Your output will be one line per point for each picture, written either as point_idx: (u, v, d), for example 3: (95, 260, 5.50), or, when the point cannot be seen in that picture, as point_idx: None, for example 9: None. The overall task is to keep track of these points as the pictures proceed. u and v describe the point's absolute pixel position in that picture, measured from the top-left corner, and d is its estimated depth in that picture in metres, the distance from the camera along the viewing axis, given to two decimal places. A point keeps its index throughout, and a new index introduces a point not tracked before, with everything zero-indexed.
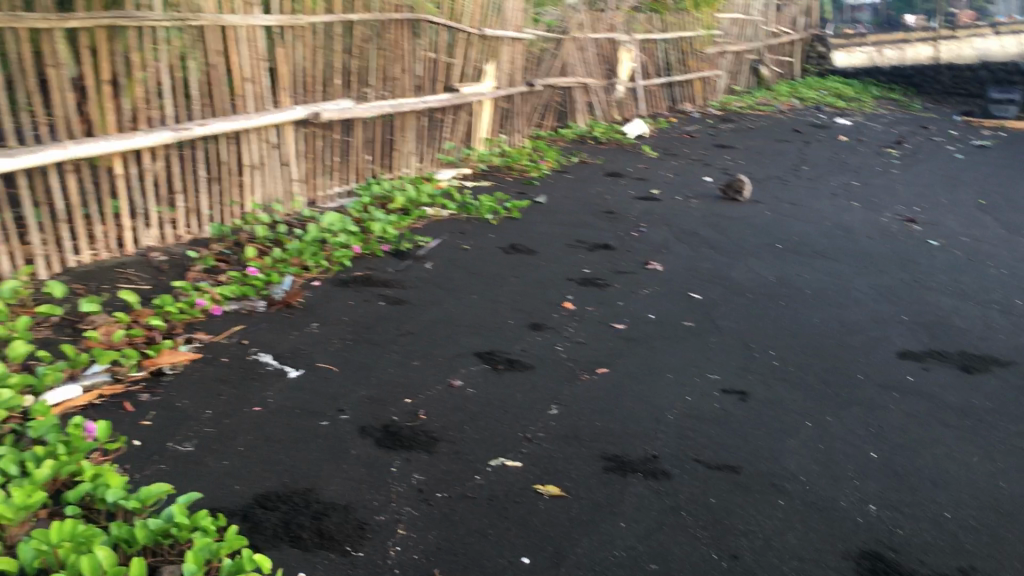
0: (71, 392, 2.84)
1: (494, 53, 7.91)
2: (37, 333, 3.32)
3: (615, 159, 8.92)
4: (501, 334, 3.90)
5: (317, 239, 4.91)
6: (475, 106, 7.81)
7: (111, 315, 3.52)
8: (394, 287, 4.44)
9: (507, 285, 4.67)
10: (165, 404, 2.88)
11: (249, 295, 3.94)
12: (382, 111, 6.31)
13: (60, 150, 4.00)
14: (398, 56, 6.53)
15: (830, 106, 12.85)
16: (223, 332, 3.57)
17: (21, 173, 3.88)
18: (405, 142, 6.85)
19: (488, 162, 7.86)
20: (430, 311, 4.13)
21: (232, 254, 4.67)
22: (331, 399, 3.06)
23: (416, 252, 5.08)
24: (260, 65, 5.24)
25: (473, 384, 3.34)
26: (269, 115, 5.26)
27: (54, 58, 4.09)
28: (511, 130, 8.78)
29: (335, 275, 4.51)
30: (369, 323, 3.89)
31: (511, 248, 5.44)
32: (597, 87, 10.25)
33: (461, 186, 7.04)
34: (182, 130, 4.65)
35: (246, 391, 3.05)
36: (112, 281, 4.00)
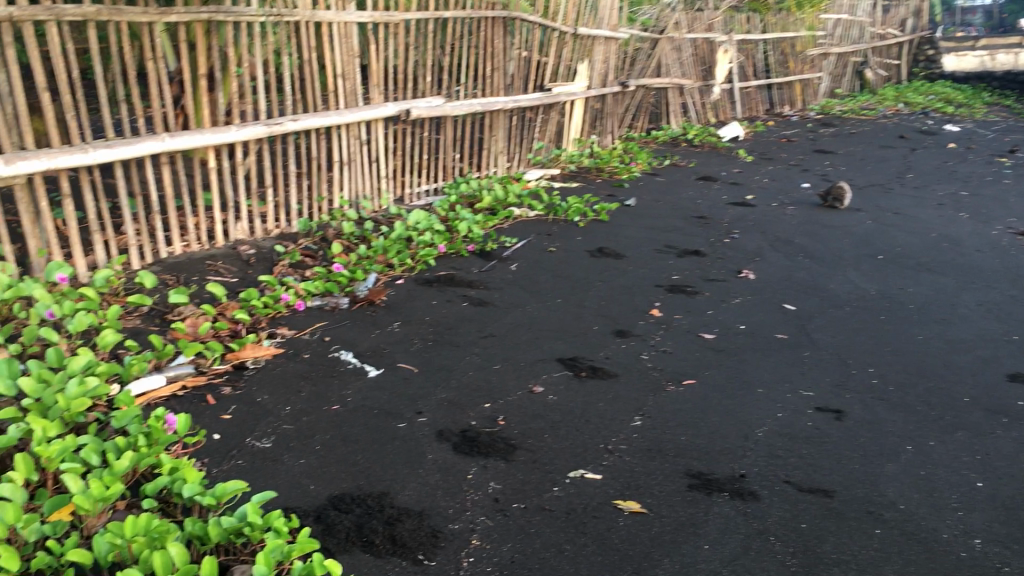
0: (156, 382, 2.85)
1: (588, 53, 7.81)
2: (126, 322, 3.38)
3: (709, 162, 8.72)
4: (585, 340, 3.81)
5: (403, 237, 4.89)
6: (566, 105, 7.73)
7: (199, 307, 3.56)
8: (478, 288, 4.39)
9: (593, 289, 4.57)
10: (245, 399, 2.88)
11: (333, 292, 3.93)
12: (472, 109, 6.29)
13: (157, 142, 4.07)
14: (491, 54, 6.49)
15: (938, 112, 12.34)
16: (305, 328, 3.57)
17: (118, 165, 3.94)
18: (494, 141, 6.81)
19: (578, 163, 7.77)
20: (514, 313, 4.07)
21: (319, 249, 4.68)
22: (410, 401, 3.01)
23: (501, 253, 5.02)
24: (353, 62, 5.26)
25: (554, 391, 3.25)
26: (360, 112, 5.27)
27: (154, 52, 4.16)
28: (602, 130, 8.67)
29: (419, 274, 4.48)
30: (451, 324, 3.85)
31: (599, 251, 5.34)
32: (692, 89, 10.05)
33: (549, 186, 6.97)
34: (274, 125, 4.69)
35: (327, 389, 3.03)
36: (201, 272, 4.04)
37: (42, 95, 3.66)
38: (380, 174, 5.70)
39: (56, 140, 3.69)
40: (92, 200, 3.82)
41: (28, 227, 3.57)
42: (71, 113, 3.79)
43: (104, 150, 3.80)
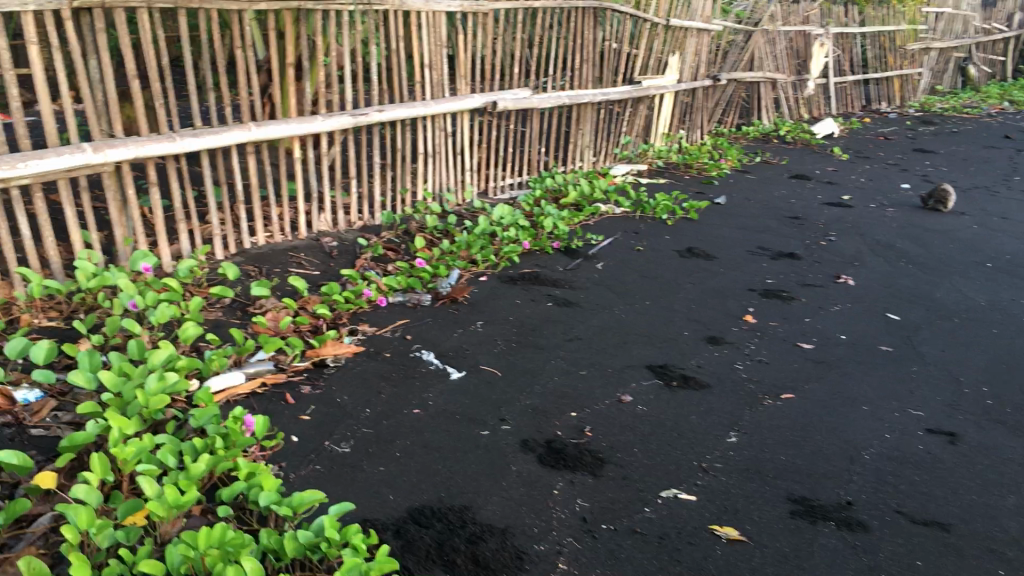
0: (236, 378, 2.77)
1: (680, 45, 7.57)
2: (208, 314, 3.33)
3: (802, 160, 8.39)
4: (675, 346, 3.63)
5: (487, 232, 4.77)
6: (655, 99, 7.51)
7: (280, 301, 3.49)
8: (563, 287, 4.24)
9: (683, 292, 4.38)
10: (325, 399, 2.79)
11: (415, 287, 3.82)
12: (559, 102, 6.13)
13: (244, 131, 4.02)
14: (580, 46, 6.31)
15: None
16: (386, 325, 3.48)
17: (204, 154, 3.89)
18: (581, 136, 6.64)
19: (666, 159, 7.55)
20: (601, 315, 3.91)
21: (401, 243, 4.59)
22: (493, 407, 2.88)
23: (587, 251, 4.86)
24: (441, 52, 5.15)
25: (644, 401, 3.09)
26: (446, 103, 5.16)
27: (243, 40, 4.10)
28: (691, 125, 8.42)
29: (503, 271, 4.35)
30: (536, 325, 3.71)
31: (688, 251, 5.13)
32: (785, 83, 9.71)
33: (636, 182, 6.77)
34: (360, 115, 4.61)
35: (408, 391, 2.92)
36: (284, 264, 3.98)
37: (132, 82, 3.62)
38: (464, 167, 5.59)
39: (145, 128, 3.64)
40: (179, 189, 3.76)
41: (114, 214, 3.52)
42: (160, 101, 3.73)
43: (192, 138, 3.75)
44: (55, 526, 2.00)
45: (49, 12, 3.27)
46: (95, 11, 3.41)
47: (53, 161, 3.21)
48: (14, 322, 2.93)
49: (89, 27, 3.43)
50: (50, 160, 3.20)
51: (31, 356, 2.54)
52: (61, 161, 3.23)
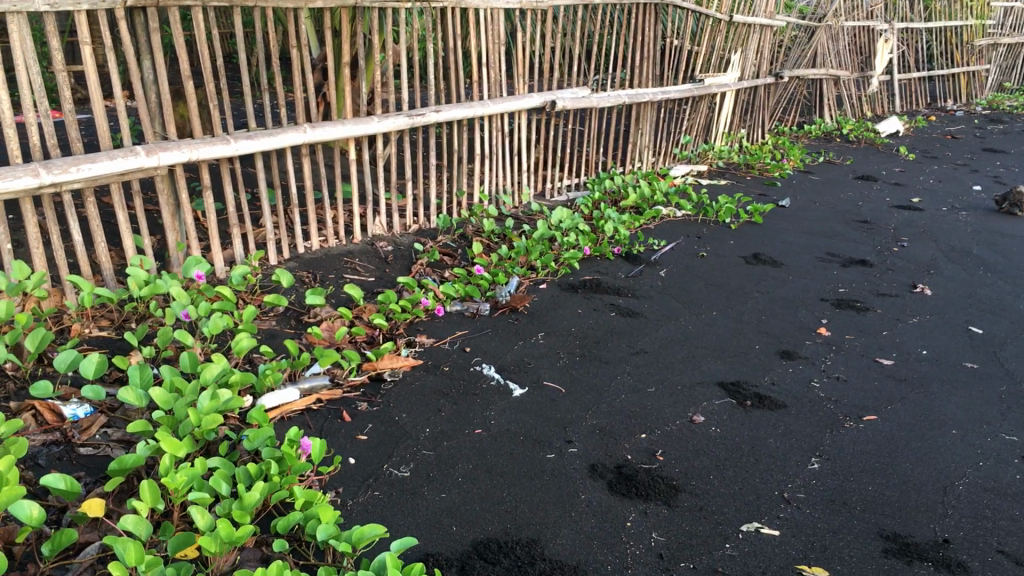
0: (291, 395, 2.65)
1: (742, 41, 7.33)
2: (262, 323, 3.22)
3: (867, 160, 8.11)
4: (747, 361, 3.44)
5: (546, 236, 4.61)
6: (717, 97, 7.29)
7: (336, 309, 3.38)
8: (626, 295, 4.07)
9: (751, 301, 4.18)
10: (383, 417, 2.66)
11: (473, 296, 3.68)
12: (619, 101, 5.95)
13: (299, 133, 3.91)
14: (641, 43, 6.12)
15: None
16: (445, 337, 3.34)
17: (258, 156, 3.79)
18: (640, 136, 6.45)
19: (727, 158, 7.33)
20: (667, 327, 3.73)
21: (458, 247, 4.45)
22: (558, 428, 2.73)
23: (649, 257, 4.69)
24: (499, 50, 5.01)
25: (718, 422, 2.91)
26: (504, 102, 5.01)
27: (298, 39, 3.98)
28: (752, 123, 8.18)
29: (564, 278, 4.19)
30: (600, 336, 3.55)
31: (755, 257, 4.93)
32: (848, 80, 9.40)
33: (697, 183, 6.57)
34: (417, 116, 4.49)
35: (469, 409, 2.78)
36: (339, 270, 3.87)
37: (186, 82, 3.52)
38: (521, 168, 5.44)
39: (199, 130, 3.55)
40: (232, 193, 3.66)
41: (167, 218, 3.42)
42: (215, 102, 3.63)
43: (246, 141, 3.65)
44: (103, 557, 1.86)
45: (104, 11, 3.18)
46: (149, 10, 3.31)
47: (105, 165, 3.12)
48: (65, 331, 2.84)
49: (144, 26, 3.34)
50: (102, 163, 3.11)
51: (80, 370, 2.45)
52: (114, 165, 3.14)
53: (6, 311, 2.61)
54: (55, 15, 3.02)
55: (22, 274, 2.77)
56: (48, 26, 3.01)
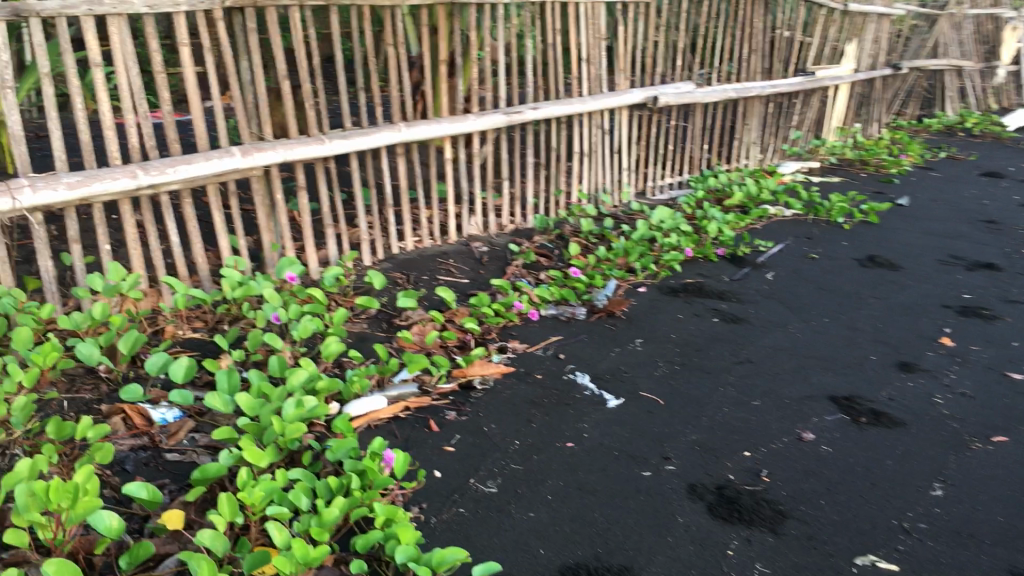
0: (378, 403, 2.57)
1: (857, 31, 6.99)
2: (353, 326, 3.17)
3: (993, 155, 7.63)
4: (860, 374, 3.21)
5: (646, 237, 4.43)
6: (830, 91, 6.97)
7: (427, 312, 3.31)
8: (730, 300, 3.88)
9: (865, 308, 3.93)
10: (471, 428, 2.56)
11: (569, 300, 3.56)
12: (725, 96, 5.73)
13: (394, 132, 3.86)
14: (749, 35, 5.88)
15: None
16: (538, 342, 3.23)
17: (353, 156, 3.75)
18: (747, 132, 6.20)
19: (840, 155, 7.00)
20: (773, 335, 3.53)
21: (555, 248, 4.33)
22: (655, 443, 2.58)
23: (756, 259, 4.47)
24: (600, 45, 4.87)
25: (829, 441, 2.71)
26: (605, 98, 4.87)
27: (395, 37, 3.92)
28: (867, 118, 7.80)
29: (664, 281, 4.02)
30: (701, 344, 3.38)
31: (870, 260, 4.65)
32: (973, 71, 8.87)
33: (807, 181, 6.28)
34: (514, 113, 4.41)
35: (561, 421, 2.66)
36: (432, 271, 3.81)
37: (282, 82, 3.51)
38: (621, 165, 5.28)
39: (295, 130, 3.53)
40: (326, 193, 3.64)
41: (262, 219, 3.41)
42: (311, 102, 3.60)
43: (340, 141, 3.61)
44: (182, 570, 1.82)
45: (202, 12, 3.18)
46: (247, 10, 3.30)
47: (202, 166, 3.11)
48: (158, 333, 2.84)
49: (241, 27, 3.33)
50: (198, 164, 3.11)
51: (170, 373, 2.43)
52: (210, 166, 3.14)
53: (102, 312, 2.62)
54: (154, 17, 3.02)
55: (119, 276, 2.78)
56: (147, 28, 3.02)
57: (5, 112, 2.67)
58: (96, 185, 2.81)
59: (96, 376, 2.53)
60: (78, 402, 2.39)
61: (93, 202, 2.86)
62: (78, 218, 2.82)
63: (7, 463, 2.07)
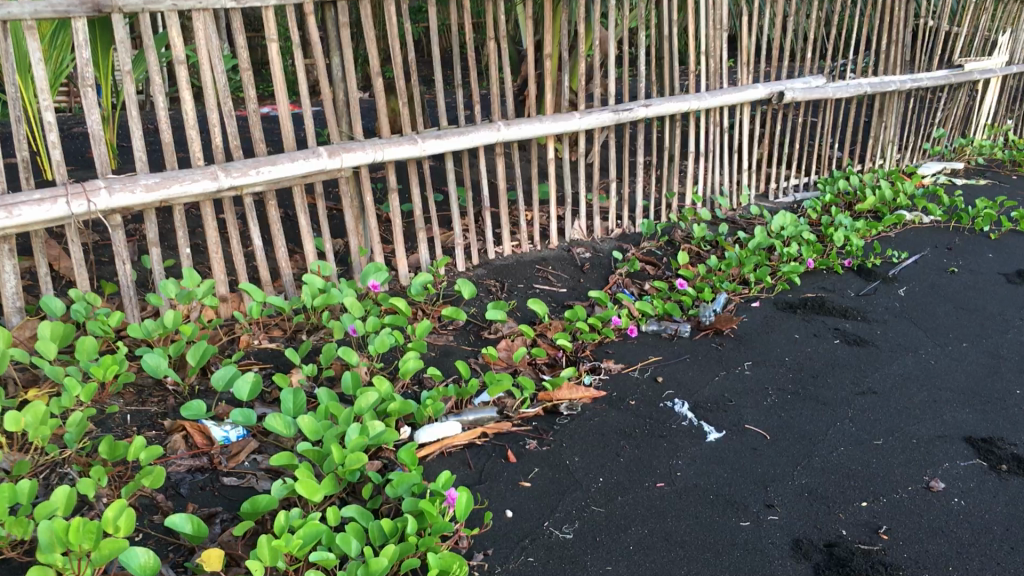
0: (452, 429, 2.39)
1: (1013, 19, 6.38)
2: (438, 339, 3.01)
3: None
4: (1004, 411, 2.82)
5: (764, 245, 4.04)
6: (979, 85, 6.39)
7: (518, 326, 3.11)
8: (854, 319, 3.52)
9: (1012, 331, 3.49)
10: (552, 460, 2.35)
11: (673, 315, 3.29)
12: (860, 91, 5.29)
13: (493, 132, 3.64)
14: (889, 25, 5.40)
15: None
16: (635, 363, 2.98)
17: (449, 156, 3.57)
18: (884, 129, 5.72)
19: (989, 154, 6.43)
20: (903, 361, 3.16)
21: (663, 255, 4.05)
22: (756, 487, 2.30)
23: (886, 272, 4.08)
24: (721, 36, 4.53)
25: (963, 492, 2.35)
26: (725, 94, 4.54)
27: (498, 30, 3.72)
28: (1021, 114, 7.15)
29: (781, 296, 3.69)
30: (819, 369, 3.05)
31: (1018, 275, 4.18)
32: None
33: (950, 183, 5.76)
34: (623, 111, 4.12)
35: (652, 456, 2.41)
36: (529, 279, 3.61)
37: (375, 79, 3.36)
38: (742, 165, 4.93)
39: (387, 130, 3.37)
40: (419, 195, 3.47)
41: (351, 222, 3.27)
42: (406, 100, 3.44)
43: (435, 141, 3.43)
44: None
45: (292, 6, 3.05)
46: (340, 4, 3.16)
47: (287, 167, 2.99)
48: (233, 343, 2.75)
49: (334, 21, 3.19)
50: (283, 165, 2.98)
51: (235, 390, 2.30)
52: (296, 167, 3.01)
53: (173, 321, 2.51)
54: (241, 12, 2.90)
55: (194, 282, 2.67)
56: (234, 23, 2.91)
57: (85, 112, 2.63)
58: (174, 188, 2.73)
59: (164, 388, 2.44)
60: (142, 416, 2.30)
61: (174, 204, 2.78)
62: (157, 220, 2.74)
63: (57, 481, 1.97)
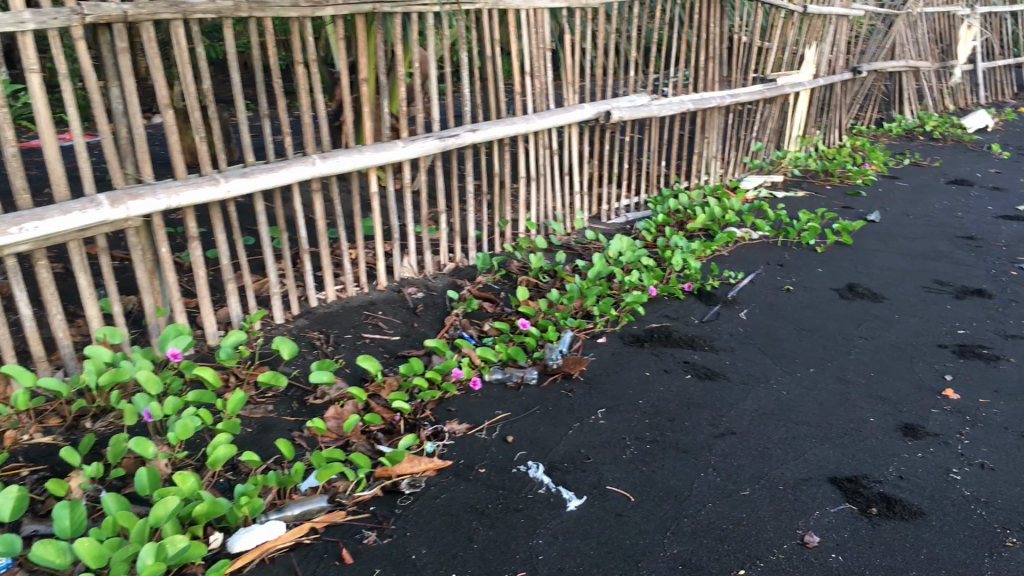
0: (274, 530, 2.04)
1: (817, 34, 6.59)
2: (256, 411, 2.61)
3: (957, 162, 7.38)
4: (862, 443, 2.71)
5: (604, 273, 3.87)
6: (791, 98, 6.55)
7: (347, 387, 2.76)
8: (702, 349, 3.38)
9: (854, 352, 3.45)
10: (396, 556, 2.02)
11: (517, 360, 3.03)
12: (683, 108, 5.24)
13: (307, 166, 3.28)
14: (706, 41, 5.40)
15: None
16: (480, 420, 2.69)
17: (258, 196, 3.17)
18: (707, 145, 5.72)
19: (804, 166, 6.59)
20: (756, 395, 3.02)
21: (501, 289, 3.79)
22: (627, 565, 2.05)
23: (726, 294, 3.98)
24: (544, 55, 4.34)
25: (840, 543, 2.20)
26: (553, 116, 4.35)
27: (305, 53, 3.35)
28: (829, 124, 7.42)
29: (626, 328, 3.51)
30: (675, 411, 2.86)
31: (850, 289, 4.19)
32: (929, 72, 8.78)
33: (772, 197, 5.83)
34: (449, 137, 3.85)
35: (509, 538, 2.12)
36: (358, 328, 3.26)
37: (163, 111, 2.91)
38: (573, 188, 4.76)
39: (182, 169, 2.93)
40: (226, 242, 3.05)
41: (144, 280, 2.82)
42: (202, 135, 3.01)
43: (239, 180, 3.03)
44: None
45: (57, 30, 2.58)
46: (116, 27, 2.72)
47: (58, 221, 2.52)
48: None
49: (110, 47, 2.74)
50: (53, 219, 2.51)
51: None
52: (70, 221, 2.54)
53: None
54: None
55: None
56: None
57: None
58: None
59: None
60: None
61: None
62: None
63: None
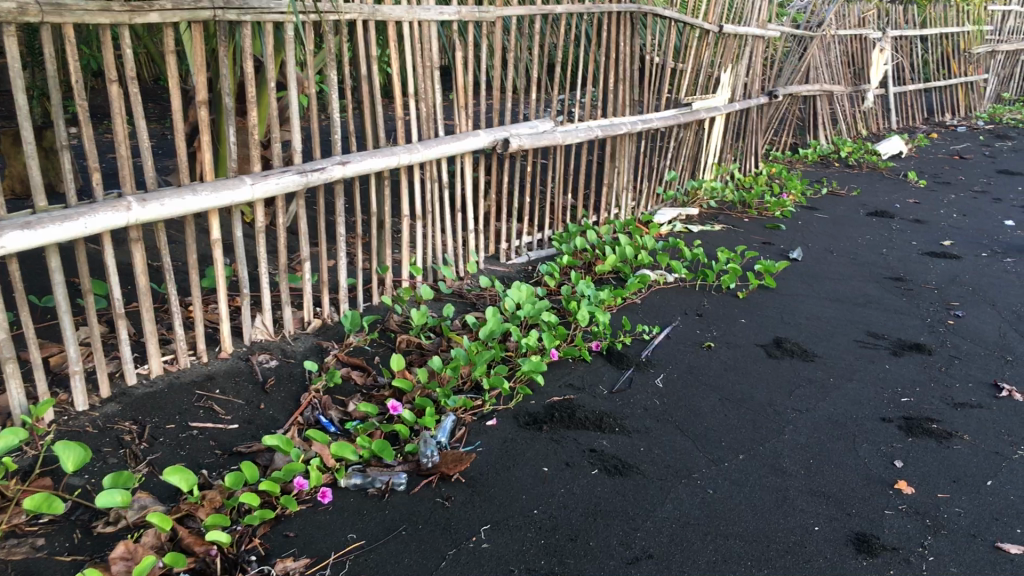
0: None
1: (732, 56, 6.17)
2: (18, 552, 1.95)
3: (874, 191, 7.08)
4: (808, 569, 2.19)
5: (498, 333, 3.28)
6: (706, 123, 6.10)
7: (149, 508, 2.10)
8: (613, 431, 2.82)
9: (788, 430, 2.94)
10: None
11: (382, 459, 2.42)
12: (590, 134, 4.71)
13: (121, 213, 2.58)
14: (615, 62, 4.88)
15: None
16: (325, 555, 2.06)
17: (51, 251, 2.46)
18: (617, 175, 5.21)
19: (720, 196, 6.16)
20: (676, 497, 2.46)
21: (374, 354, 3.17)
22: None
23: (639, 355, 3.45)
24: (431, 76, 3.74)
25: None
26: (441, 144, 3.75)
27: (122, 70, 2.63)
28: (744, 150, 7.03)
29: (521, 405, 2.93)
30: (578, 524, 2.29)
31: (777, 345, 3.71)
32: (842, 95, 8.52)
33: (687, 232, 5.36)
34: (312, 170, 3.19)
35: None
36: (183, 414, 2.59)
37: None
38: (467, 226, 4.17)
39: None
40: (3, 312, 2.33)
41: None
42: None
43: (17, 235, 2.31)
44: None
45: None
46: None
47: None
48: None
49: None
50: None
51: None
52: None
53: None
54: None
55: None
56: None
57: None
58: None
59: None
60: None
61: None
62: None
63: None
